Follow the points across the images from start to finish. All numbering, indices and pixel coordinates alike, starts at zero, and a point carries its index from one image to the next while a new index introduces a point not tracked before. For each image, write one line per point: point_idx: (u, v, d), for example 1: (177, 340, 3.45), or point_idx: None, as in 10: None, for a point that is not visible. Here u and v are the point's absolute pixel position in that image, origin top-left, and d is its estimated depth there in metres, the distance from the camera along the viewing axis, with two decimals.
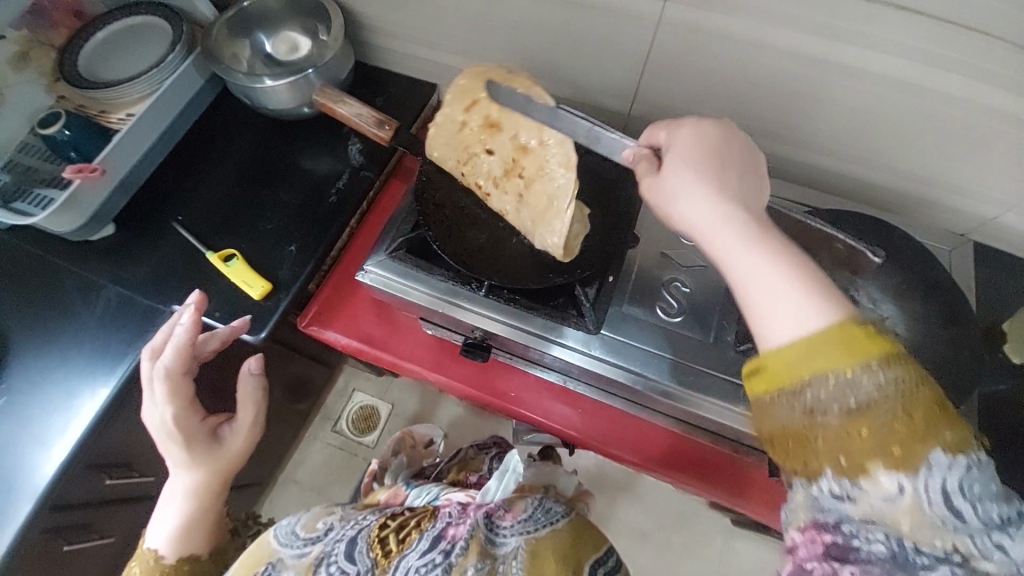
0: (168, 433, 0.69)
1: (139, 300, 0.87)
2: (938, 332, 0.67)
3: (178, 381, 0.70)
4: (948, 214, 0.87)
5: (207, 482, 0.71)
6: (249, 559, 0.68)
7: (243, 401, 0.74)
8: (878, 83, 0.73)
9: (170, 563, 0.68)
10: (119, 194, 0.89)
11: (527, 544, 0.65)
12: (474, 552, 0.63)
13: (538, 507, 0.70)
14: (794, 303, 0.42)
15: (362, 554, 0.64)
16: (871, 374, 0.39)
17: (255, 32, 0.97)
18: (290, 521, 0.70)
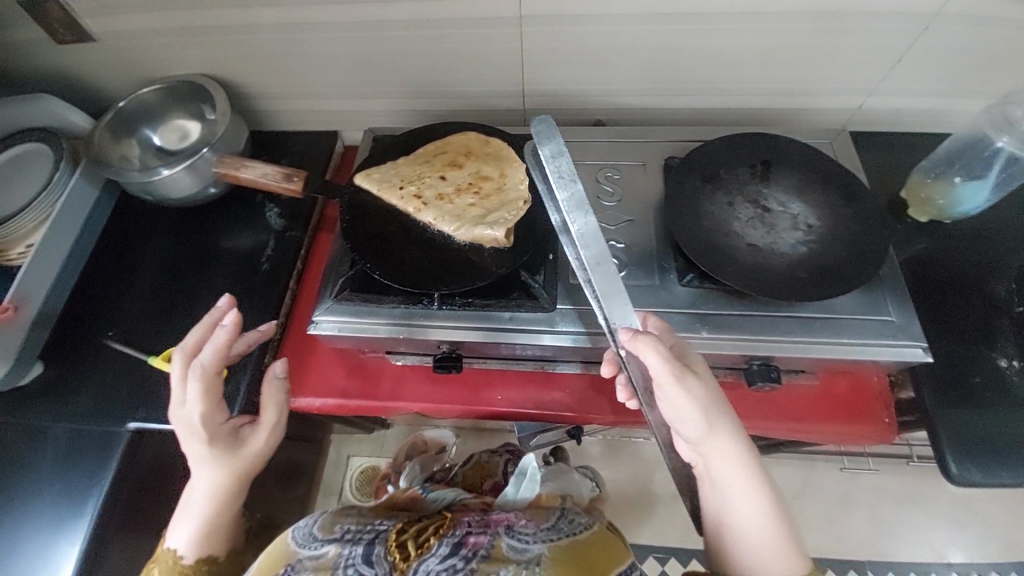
0: (193, 432, 0.65)
1: (90, 429, 0.82)
2: (844, 212, 0.73)
3: (211, 381, 0.65)
4: (823, 114, 0.97)
5: (230, 484, 0.68)
6: (267, 560, 0.66)
7: (267, 407, 0.69)
8: (723, 20, 0.82)
9: (187, 564, 0.69)
10: (37, 328, 0.86)
11: (551, 551, 0.66)
12: (496, 560, 0.64)
13: (562, 519, 0.72)
14: (780, 553, 0.57)
15: (381, 558, 0.63)
16: None
17: (139, 129, 0.96)
18: (308, 523, 0.70)
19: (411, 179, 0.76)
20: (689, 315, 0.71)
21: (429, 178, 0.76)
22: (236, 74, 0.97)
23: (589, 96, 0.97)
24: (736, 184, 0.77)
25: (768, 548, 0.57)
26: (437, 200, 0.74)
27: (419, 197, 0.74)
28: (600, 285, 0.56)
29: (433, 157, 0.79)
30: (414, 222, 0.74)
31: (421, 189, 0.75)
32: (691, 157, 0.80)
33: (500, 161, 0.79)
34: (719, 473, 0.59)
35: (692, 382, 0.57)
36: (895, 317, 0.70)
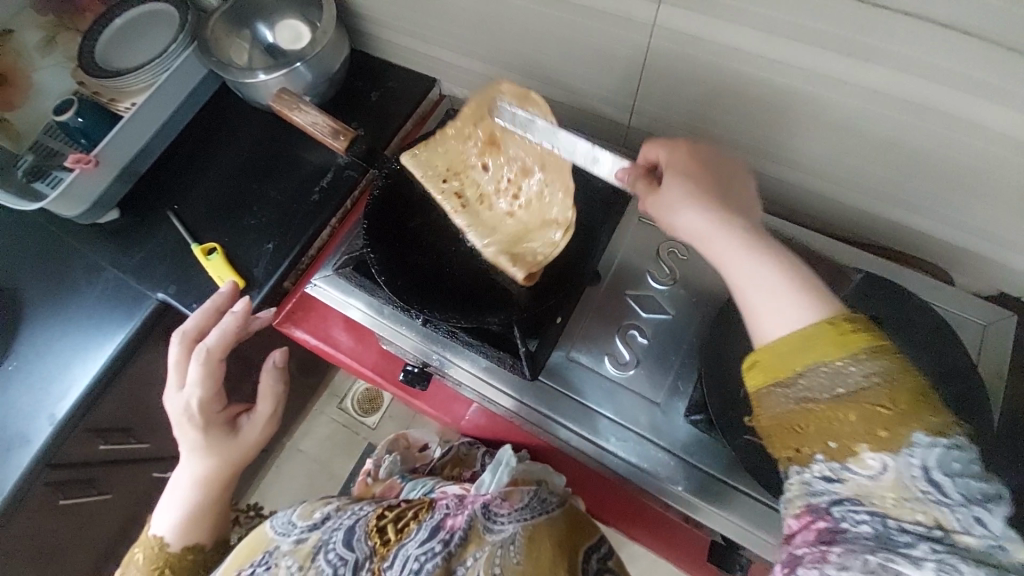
0: (190, 416, 0.72)
1: (132, 285, 0.92)
2: None
3: (215, 365, 0.72)
4: (1002, 270, 0.72)
5: (219, 472, 0.74)
6: (245, 547, 0.67)
7: (261, 399, 0.77)
8: (911, 114, 0.60)
9: (173, 551, 0.72)
10: (118, 182, 0.93)
11: (526, 530, 0.65)
12: (472, 543, 0.62)
13: (532, 495, 0.69)
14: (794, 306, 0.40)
15: (360, 541, 0.63)
16: (858, 366, 0.36)
17: (254, 22, 0.97)
18: (287, 511, 0.70)
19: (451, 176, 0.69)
20: (675, 457, 0.61)
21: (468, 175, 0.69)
22: None
23: (708, 138, 0.80)
24: None
25: (778, 313, 0.40)
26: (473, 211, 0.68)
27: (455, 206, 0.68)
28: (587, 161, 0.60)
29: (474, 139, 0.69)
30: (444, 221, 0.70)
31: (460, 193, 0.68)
32: None
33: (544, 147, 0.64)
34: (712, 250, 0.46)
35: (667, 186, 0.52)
36: None
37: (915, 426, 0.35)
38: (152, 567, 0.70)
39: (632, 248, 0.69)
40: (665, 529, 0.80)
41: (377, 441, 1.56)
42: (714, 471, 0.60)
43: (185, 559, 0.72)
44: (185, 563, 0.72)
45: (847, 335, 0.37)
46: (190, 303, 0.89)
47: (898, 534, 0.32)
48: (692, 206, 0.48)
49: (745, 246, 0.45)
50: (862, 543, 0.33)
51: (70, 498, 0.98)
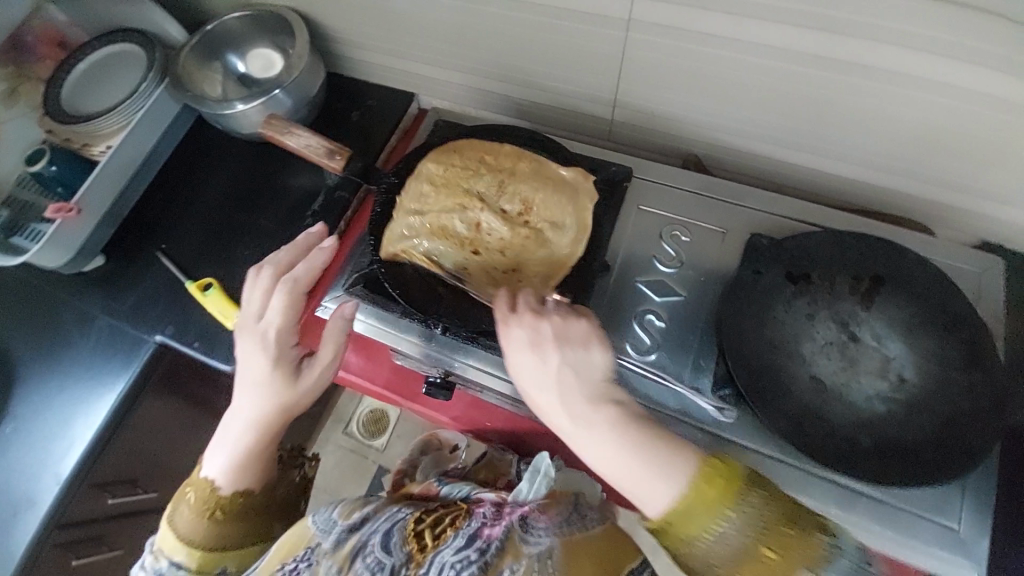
0: (263, 343, 0.62)
1: (128, 330, 0.89)
2: (955, 379, 0.56)
3: (298, 299, 0.64)
4: (982, 220, 0.76)
5: (275, 417, 0.62)
6: (284, 544, 0.64)
7: (326, 345, 0.64)
8: (887, 80, 0.63)
9: (223, 494, 0.64)
10: (101, 228, 0.91)
11: (564, 545, 0.63)
12: (509, 554, 0.61)
13: (573, 512, 0.67)
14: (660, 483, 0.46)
15: (398, 547, 0.62)
16: (731, 522, 0.44)
17: (226, 53, 0.96)
18: (328, 509, 0.68)
19: (462, 206, 0.69)
20: (705, 434, 0.62)
21: (476, 197, 0.70)
22: (327, 16, 0.93)
23: (693, 124, 0.82)
24: (828, 294, 0.61)
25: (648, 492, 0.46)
26: (499, 229, 0.69)
27: (481, 237, 0.69)
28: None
29: (458, 170, 0.71)
30: (459, 233, 0.69)
31: (480, 219, 0.69)
32: (783, 244, 0.65)
33: (518, 149, 0.72)
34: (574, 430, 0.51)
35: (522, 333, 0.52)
36: (962, 528, 0.55)
37: (803, 555, 0.43)
38: (204, 509, 0.63)
39: (635, 236, 0.71)
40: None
41: (388, 464, 1.52)
42: (746, 442, 0.61)
43: (235, 504, 0.64)
44: (235, 509, 0.65)
45: (718, 485, 0.45)
46: (190, 342, 0.88)
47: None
48: (540, 385, 0.50)
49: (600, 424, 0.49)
50: None
51: (80, 558, 0.94)
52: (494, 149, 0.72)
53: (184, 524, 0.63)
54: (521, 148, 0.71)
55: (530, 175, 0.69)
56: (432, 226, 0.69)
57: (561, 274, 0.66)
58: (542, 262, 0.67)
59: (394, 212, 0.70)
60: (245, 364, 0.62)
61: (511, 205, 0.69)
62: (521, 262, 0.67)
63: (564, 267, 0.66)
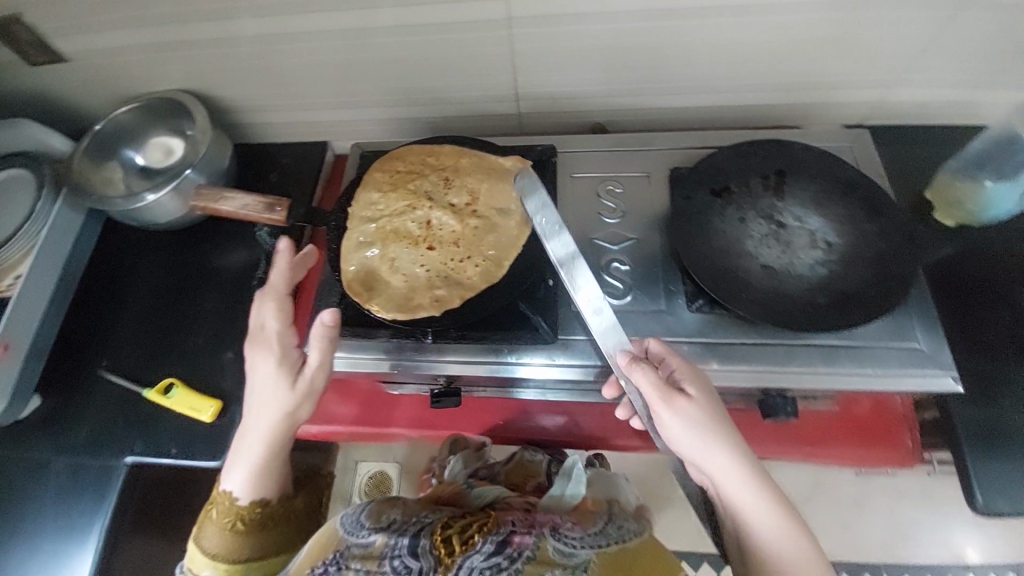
0: (263, 347, 0.62)
1: (89, 463, 0.81)
2: (868, 229, 0.68)
3: (286, 301, 0.63)
4: (841, 108, 0.90)
5: (286, 425, 0.64)
6: (314, 544, 0.64)
7: (313, 351, 0.61)
8: (732, 15, 0.75)
9: (243, 505, 0.66)
10: (31, 363, 0.83)
11: (599, 557, 0.65)
12: (542, 562, 0.62)
13: (608, 525, 0.71)
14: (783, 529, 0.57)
15: (427, 551, 0.60)
16: None
17: (120, 150, 0.93)
18: (355, 511, 0.67)
19: (412, 205, 0.73)
20: (697, 346, 0.67)
21: (424, 195, 0.73)
22: (219, 90, 0.93)
23: (590, 96, 0.91)
24: (748, 198, 0.71)
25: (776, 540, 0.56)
26: (449, 221, 0.72)
27: (433, 232, 0.71)
28: (597, 324, 0.63)
29: (403, 175, 0.75)
30: (412, 231, 0.71)
31: (431, 215, 0.72)
32: (699, 168, 0.74)
33: (457, 147, 0.77)
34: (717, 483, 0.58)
35: (682, 402, 0.56)
36: (923, 344, 0.65)
37: None
38: (227, 522, 0.66)
39: (577, 200, 0.78)
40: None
41: None
42: (733, 339, 0.67)
43: (254, 514, 0.66)
44: (256, 518, 0.67)
45: None
46: (167, 449, 0.80)
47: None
48: (699, 442, 0.56)
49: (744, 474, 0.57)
50: None
51: None
52: (432, 153, 0.77)
53: (211, 541, 0.65)
54: (460, 146, 0.77)
55: (472, 169, 0.75)
56: (386, 229, 0.71)
57: (515, 250, 0.69)
58: (495, 243, 0.70)
59: (348, 222, 0.72)
60: (252, 373, 0.63)
61: (459, 198, 0.73)
62: (473, 247, 0.70)
63: (517, 244, 0.69)
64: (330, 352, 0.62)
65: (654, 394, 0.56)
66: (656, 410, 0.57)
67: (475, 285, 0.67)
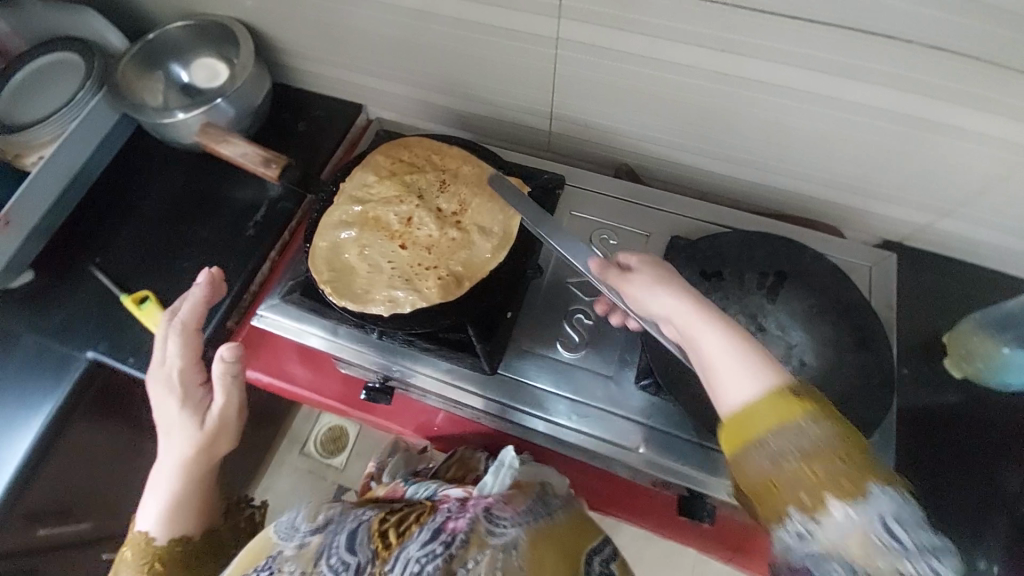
0: (170, 388, 0.67)
1: (56, 348, 0.86)
2: (849, 360, 0.63)
3: (192, 339, 0.68)
4: (883, 221, 0.83)
5: (198, 458, 0.67)
6: (246, 556, 0.64)
7: (219, 388, 0.66)
8: (782, 95, 0.70)
9: (161, 546, 0.68)
10: (33, 241, 0.89)
11: (528, 535, 0.63)
12: (473, 545, 0.60)
13: (536, 501, 0.68)
14: (750, 368, 0.48)
15: (363, 545, 0.61)
16: (811, 429, 0.44)
17: (168, 62, 0.96)
18: (292, 513, 0.68)
19: (400, 199, 0.72)
20: (632, 423, 0.65)
21: (416, 192, 0.73)
22: (273, 30, 0.95)
23: (622, 135, 0.87)
24: (737, 290, 0.67)
25: (738, 383, 0.48)
26: (429, 225, 0.71)
27: (410, 231, 0.71)
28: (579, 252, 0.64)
29: (404, 166, 0.75)
30: (390, 224, 0.71)
31: (414, 214, 0.72)
32: (697, 244, 0.70)
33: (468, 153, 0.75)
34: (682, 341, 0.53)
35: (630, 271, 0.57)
36: None
37: (851, 480, 0.43)
38: (144, 561, 0.68)
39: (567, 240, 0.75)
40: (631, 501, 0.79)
41: (347, 481, 1.47)
42: (671, 429, 0.65)
43: (174, 552, 0.69)
44: (177, 556, 0.69)
45: (791, 405, 0.45)
46: (125, 358, 0.85)
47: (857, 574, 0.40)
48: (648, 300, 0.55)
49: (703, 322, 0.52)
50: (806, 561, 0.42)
51: None
52: (440, 150, 0.75)
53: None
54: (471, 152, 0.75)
55: (471, 179, 0.73)
56: (366, 216, 0.72)
57: (479, 275, 0.68)
58: (463, 262, 0.69)
59: (336, 197, 0.73)
60: (161, 416, 0.67)
61: (448, 205, 0.72)
62: (441, 259, 0.69)
63: (484, 270, 0.68)
64: (237, 389, 0.67)
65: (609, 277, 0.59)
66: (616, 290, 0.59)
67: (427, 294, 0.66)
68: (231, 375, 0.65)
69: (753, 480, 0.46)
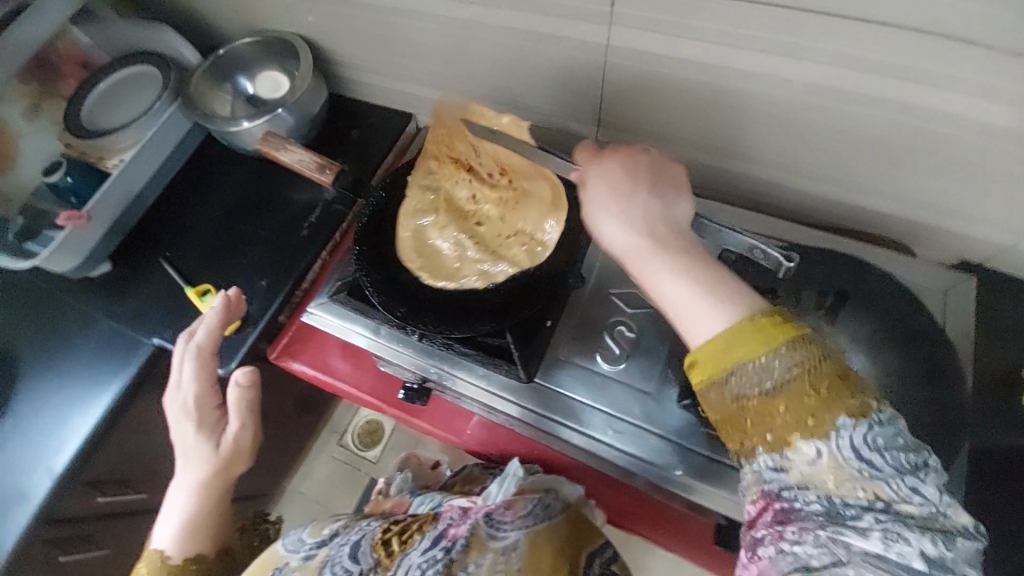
0: (187, 411, 0.70)
1: (127, 332, 0.93)
2: (917, 393, 0.58)
3: (208, 360, 0.72)
4: (960, 240, 0.76)
5: (212, 483, 0.69)
6: (257, 564, 0.70)
7: (233, 415, 0.69)
8: (850, 102, 0.66)
9: (178, 562, 0.69)
10: (110, 236, 0.96)
11: (529, 536, 0.68)
12: (474, 550, 0.66)
13: (536, 504, 0.73)
14: (714, 306, 0.46)
15: (367, 553, 0.68)
16: (783, 359, 0.42)
17: (235, 75, 1.02)
18: (298, 529, 0.73)
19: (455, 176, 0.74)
20: (671, 444, 0.62)
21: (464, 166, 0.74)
22: (331, 42, 0.99)
23: (672, 142, 0.85)
24: (792, 309, 0.63)
25: (703, 322, 0.46)
26: (490, 195, 0.73)
27: (479, 207, 0.73)
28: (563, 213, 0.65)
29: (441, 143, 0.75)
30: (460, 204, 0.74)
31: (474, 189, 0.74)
32: (749, 259, 0.67)
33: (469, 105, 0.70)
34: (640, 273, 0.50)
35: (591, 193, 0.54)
36: None
37: (843, 406, 0.41)
38: None
39: (611, 250, 0.73)
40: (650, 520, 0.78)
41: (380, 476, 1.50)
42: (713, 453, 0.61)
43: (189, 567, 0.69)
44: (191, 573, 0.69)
45: (767, 334, 0.43)
46: None
47: (844, 507, 0.40)
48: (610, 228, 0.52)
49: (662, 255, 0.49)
50: (811, 519, 0.41)
51: (71, 555, 0.97)
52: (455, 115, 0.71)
53: None
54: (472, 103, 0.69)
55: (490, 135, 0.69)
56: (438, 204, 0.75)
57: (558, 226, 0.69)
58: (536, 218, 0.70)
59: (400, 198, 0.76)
60: (178, 440, 0.70)
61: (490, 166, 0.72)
62: (516, 221, 0.71)
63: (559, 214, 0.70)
64: (250, 413, 0.70)
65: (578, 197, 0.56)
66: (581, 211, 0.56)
67: (499, 275, 0.69)
68: (245, 399, 0.69)
69: (723, 412, 0.46)
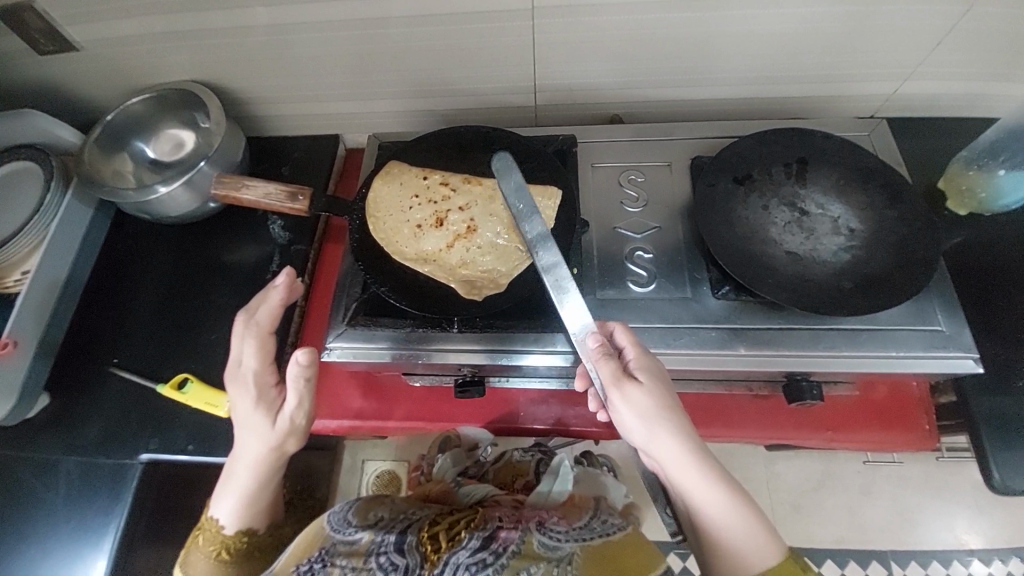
0: (243, 385, 0.61)
1: (103, 462, 0.79)
2: (889, 214, 0.69)
3: (267, 340, 0.62)
4: (854, 100, 0.91)
5: (269, 459, 0.62)
6: (302, 541, 0.60)
7: (292, 392, 0.59)
8: (751, 4, 0.75)
9: (228, 534, 0.66)
10: (41, 360, 0.82)
11: (583, 550, 0.59)
12: (527, 557, 0.57)
13: (593, 519, 0.65)
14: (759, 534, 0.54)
15: (414, 547, 0.57)
16: None
17: (130, 143, 0.92)
18: (343, 508, 0.64)
19: (428, 211, 0.74)
20: (724, 331, 0.67)
21: (429, 202, 0.74)
22: (230, 79, 0.92)
23: (608, 89, 0.91)
24: (771, 185, 0.72)
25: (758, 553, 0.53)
26: (470, 209, 0.73)
27: (467, 220, 0.73)
28: (564, 301, 0.63)
29: (386, 202, 0.74)
30: (453, 224, 0.73)
31: (452, 211, 0.74)
32: (721, 156, 0.74)
33: (389, 182, 0.76)
34: (676, 476, 0.55)
35: (630, 388, 0.55)
36: (945, 327, 0.66)
37: None
38: (212, 550, 0.66)
39: (598, 191, 0.78)
40: (736, 412, 0.79)
41: None
42: (758, 325, 0.68)
43: (240, 543, 0.66)
44: (242, 547, 0.67)
45: None
46: (184, 446, 0.79)
47: None
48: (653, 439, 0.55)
49: (707, 468, 0.54)
50: None
51: None
52: (384, 190, 0.75)
53: (196, 568, 0.66)
54: (390, 180, 0.76)
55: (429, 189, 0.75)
56: (430, 234, 0.72)
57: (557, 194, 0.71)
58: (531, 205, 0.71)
59: (391, 245, 0.71)
60: (236, 412, 0.62)
61: (451, 198, 0.74)
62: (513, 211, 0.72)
63: (549, 190, 0.72)
64: (309, 392, 0.60)
65: (640, 427, 0.55)
66: (609, 399, 0.56)
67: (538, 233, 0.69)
68: (303, 379, 0.58)
69: None
